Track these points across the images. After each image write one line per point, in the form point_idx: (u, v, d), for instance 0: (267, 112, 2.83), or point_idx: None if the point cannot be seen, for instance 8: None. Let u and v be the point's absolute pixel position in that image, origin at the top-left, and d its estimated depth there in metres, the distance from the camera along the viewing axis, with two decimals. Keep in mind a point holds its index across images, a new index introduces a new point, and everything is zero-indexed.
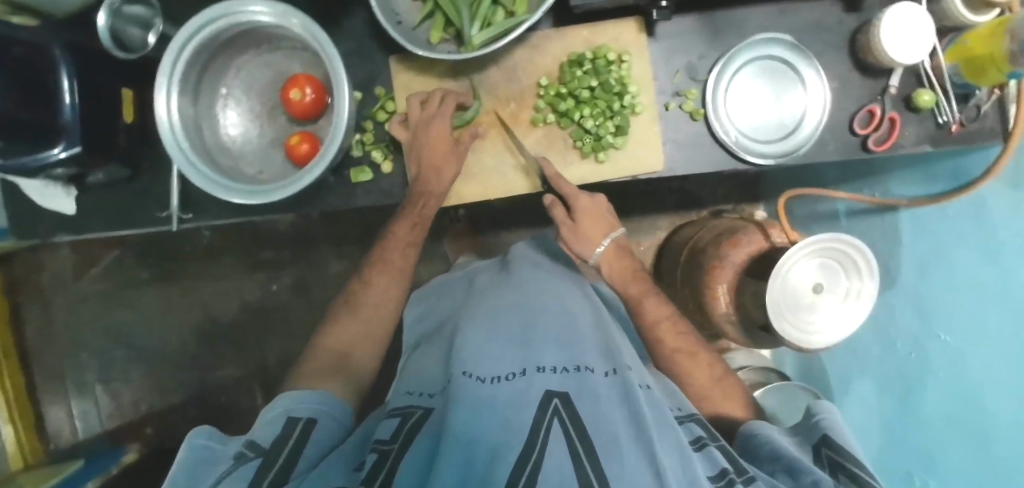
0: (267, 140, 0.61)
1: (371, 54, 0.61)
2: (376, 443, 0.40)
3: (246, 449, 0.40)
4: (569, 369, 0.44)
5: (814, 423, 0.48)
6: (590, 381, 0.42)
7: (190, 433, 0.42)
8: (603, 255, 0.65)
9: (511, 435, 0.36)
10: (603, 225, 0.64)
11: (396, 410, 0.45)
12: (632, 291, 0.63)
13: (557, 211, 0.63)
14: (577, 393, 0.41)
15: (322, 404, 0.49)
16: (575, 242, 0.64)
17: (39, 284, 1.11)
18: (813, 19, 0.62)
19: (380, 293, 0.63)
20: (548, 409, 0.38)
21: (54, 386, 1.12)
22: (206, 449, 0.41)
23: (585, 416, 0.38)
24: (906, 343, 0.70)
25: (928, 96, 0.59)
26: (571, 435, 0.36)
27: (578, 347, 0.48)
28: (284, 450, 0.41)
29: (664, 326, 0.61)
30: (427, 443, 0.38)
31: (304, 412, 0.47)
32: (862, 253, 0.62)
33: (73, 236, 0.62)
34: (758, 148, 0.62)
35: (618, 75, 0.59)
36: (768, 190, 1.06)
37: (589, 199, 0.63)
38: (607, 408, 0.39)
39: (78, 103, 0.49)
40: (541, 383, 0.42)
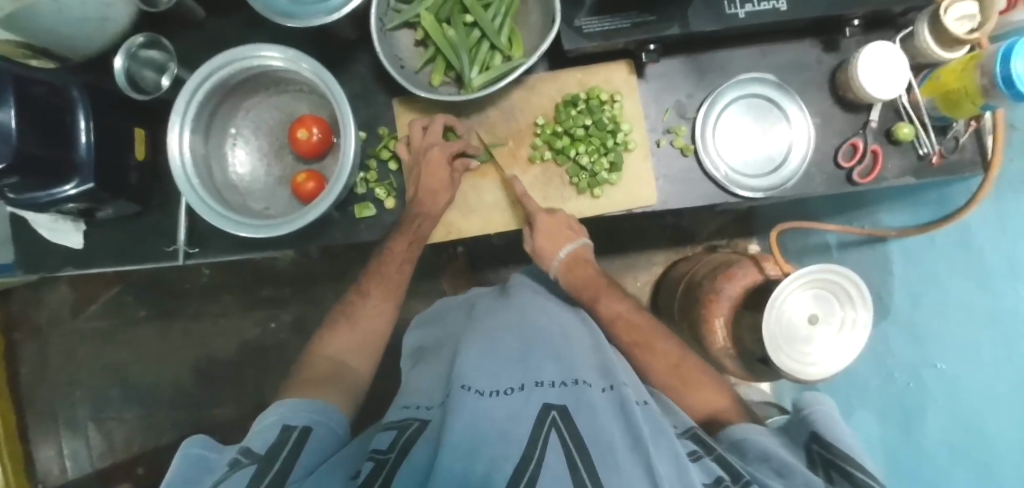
0: (275, 178, 0.63)
1: (376, 96, 0.64)
2: (372, 452, 0.41)
3: (242, 454, 0.40)
4: (567, 383, 0.45)
5: (803, 417, 0.49)
6: (588, 395, 0.44)
7: (185, 443, 0.42)
8: (584, 284, 0.65)
9: (509, 448, 0.37)
10: (565, 239, 0.63)
11: (394, 423, 0.46)
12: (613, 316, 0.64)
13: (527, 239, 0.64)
14: (575, 406, 0.42)
15: (317, 413, 0.49)
16: (539, 260, 0.65)
17: (36, 321, 1.11)
18: (793, 60, 0.65)
19: (375, 307, 0.64)
20: (546, 421, 0.40)
21: (45, 426, 1.10)
22: (201, 458, 0.41)
23: (583, 429, 0.39)
24: (904, 374, 0.72)
25: (907, 128, 0.62)
26: (570, 450, 0.37)
27: (575, 364, 0.49)
28: (279, 457, 0.41)
29: (648, 348, 0.62)
30: (427, 452, 0.39)
31: (300, 420, 0.47)
32: (855, 284, 0.63)
33: (79, 270, 0.63)
34: (749, 183, 0.64)
35: (611, 114, 0.62)
36: (761, 224, 1.08)
37: (548, 216, 0.62)
38: (604, 420, 0.41)
39: (94, 143, 0.52)
40: (539, 397, 0.43)
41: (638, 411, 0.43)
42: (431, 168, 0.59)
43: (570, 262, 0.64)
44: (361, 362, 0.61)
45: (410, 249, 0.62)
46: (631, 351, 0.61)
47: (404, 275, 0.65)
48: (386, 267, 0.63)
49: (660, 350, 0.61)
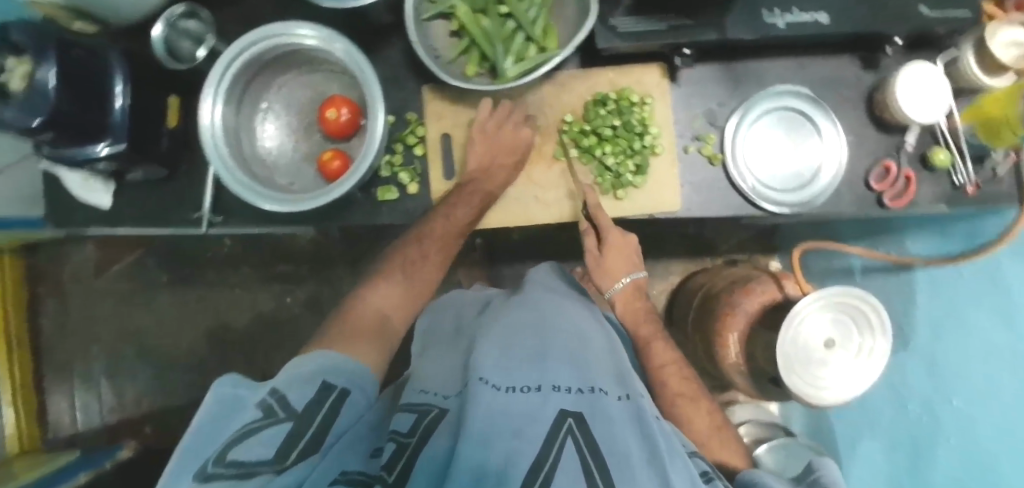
0: (301, 154, 0.63)
1: (406, 81, 0.65)
2: (394, 434, 0.40)
3: (280, 403, 0.38)
4: (584, 390, 0.44)
5: (813, 479, 0.46)
6: (603, 404, 0.43)
7: (219, 380, 0.40)
8: (620, 291, 0.66)
9: (524, 445, 0.36)
10: (629, 263, 0.65)
11: (413, 406, 0.46)
12: (641, 333, 0.64)
13: (588, 240, 0.65)
14: (591, 414, 0.41)
15: (355, 380, 0.46)
16: (598, 272, 0.66)
17: (60, 276, 1.14)
18: (831, 75, 0.64)
19: (391, 300, 0.60)
20: (563, 427, 0.39)
21: (62, 378, 1.13)
22: (235, 397, 0.39)
23: (599, 437, 0.38)
24: (919, 406, 0.71)
25: (944, 155, 0.60)
26: (585, 453, 0.36)
27: (592, 370, 0.49)
28: (314, 417, 0.38)
29: (671, 370, 0.61)
30: (444, 440, 0.38)
31: (339, 381, 0.44)
32: (876, 310, 0.62)
33: (106, 227, 0.65)
34: (775, 196, 0.63)
35: (639, 116, 0.62)
36: (784, 242, 1.07)
37: (620, 233, 0.64)
38: (620, 430, 0.40)
39: (128, 106, 0.53)
40: (556, 401, 0.42)
41: (655, 426, 0.43)
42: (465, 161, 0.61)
43: (629, 286, 0.66)
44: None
45: (445, 253, 0.63)
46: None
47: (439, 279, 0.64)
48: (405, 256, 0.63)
49: (682, 376, 0.61)
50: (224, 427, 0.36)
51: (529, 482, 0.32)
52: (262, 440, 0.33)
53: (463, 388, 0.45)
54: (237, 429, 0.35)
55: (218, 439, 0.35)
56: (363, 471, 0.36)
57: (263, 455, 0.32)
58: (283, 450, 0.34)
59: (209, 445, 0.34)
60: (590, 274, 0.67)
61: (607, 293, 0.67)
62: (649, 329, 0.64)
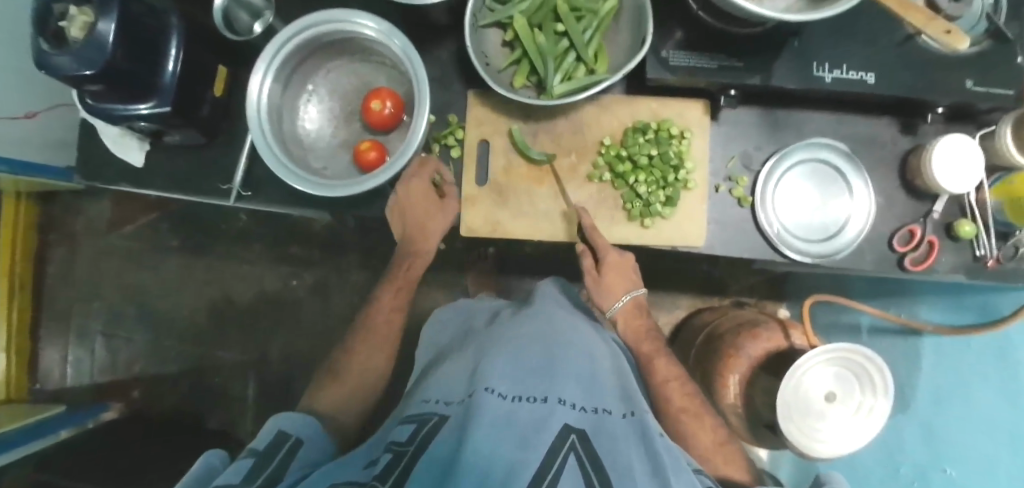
0: (339, 140, 0.64)
1: (452, 84, 0.66)
2: (392, 444, 0.41)
3: (242, 454, 0.41)
4: (588, 408, 0.45)
5: None
6: (608, 422, 0.44)
7: (204, 453, 0.42)
8: (621, 310, 0.65)
9: (527, 456, 0.36)
10: (627, 281, 0.64)
11: (413, 417, 0.45)
12: (644, 349, 0.64)
13: (586, 261, 0.63)
14: (594, 432, 0.41)
15: (313, 427, 0.49)
16: (597, 294, 0.65)
17: (70, 228, 1.13)
18: (869, 134, 0.65)
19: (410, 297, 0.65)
20: (566, 442, 0.39)
21: (56, 329, 1.12)
22: (212, 469, 0.41)
23: (602, 453, 0.39)
24: (909, 469, 0.71)
25: (969, 226, 0.60)
26: (588, 470, 0.37)
27: (599, 388, 0.49)
28: (274, 462, 0.42)
29: (672, 386, 0.61)
30: (446, 446, 0.38)
31: (295, 430, 0.47)
32: (878, 368, 0.61)
33: (133, 187, 0.64)
34: (799, 245, 0.63)
35: (677, 149, 0.62)
36: (794, 290, 1.07)
37: (618, 255, 0.63)
38: (624, 446, 0.41)
39: (179, 71, 0.53)
40: (561, 415, 0.42)
41: (659, 442, 0.43)
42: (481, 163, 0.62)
43: (629, 303, 0.65)
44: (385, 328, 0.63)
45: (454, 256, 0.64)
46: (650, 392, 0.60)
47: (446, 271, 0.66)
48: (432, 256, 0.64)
49: (684, 392, 0.61)
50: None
51: None
52: (229, 477, 0.37)
53: (468, 396, 0.44)
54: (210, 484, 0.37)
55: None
56: (355, 481, 0.38)
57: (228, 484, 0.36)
58: (247, 480, 0.37)
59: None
60: (590, 293, 0.66)
61: (607, 311, 0.66)
62: (654, 344, 0.64)
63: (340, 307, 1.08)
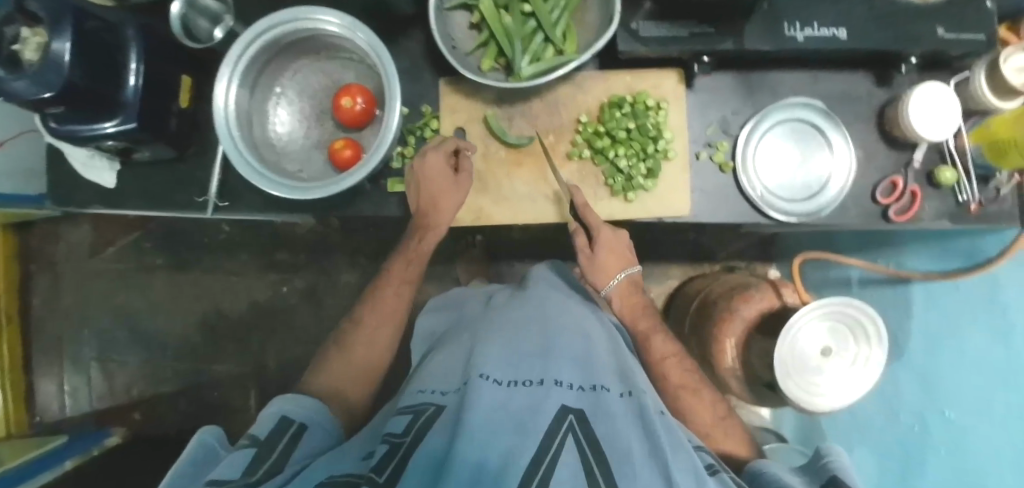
0: (313, 142, 0.63)
1: (423, 74, 0.65)
2: (388, 435, 0.40)
3: (242, 442, 0.42)
4: (585, 387, 0.44)
5: (822, 464, 0.46)
6: (605, 400, 0.43)
7: (199, 432, 0.43)
8: (616, 288, 0.65)
9: (523, 441, 0.36)
10: (622, 259, 0.64)
11: (410, 407, 0.45)
12: (640, 328, 0.64)
13: (579, 239, 0.64)
14: (592, 411, 0.41)
15: (315, 414, 0.49)
16: (592, 272, 0.65)
17: (52, 256, 1.11)
18: (844, 89, 0.65)
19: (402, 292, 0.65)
20: (563, 423, 0.38)
21: (50, 359, 1.11)
22: (211, 446, 0.42)
23: (601, 434, 0.38)
24: (909, 416, 0.71)
25: (950, 172, 0.60)
26: (586, 452, 0.36)
27: (597, 368, 0.49)
28: (277, 447, 0.42)
29: (670, 362, 0.62)
30: (439, 438, 0.37)
31: (299, 416, 0.48)
32: (874, 322, 0.62)
33: (109, 209, 0.63)
34: (783, 205, 0.63)
35: (655, 121, 0.62)
36: (782, 252, 1.08)
37: (613, 233, 0.63)
38: (622, 426, 0.40)
39: (141, 85, 0.52)
40: (557, 396, 0.42)
41: (658, 419, 0.42)
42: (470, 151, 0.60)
43: (624, 280, 0.65)
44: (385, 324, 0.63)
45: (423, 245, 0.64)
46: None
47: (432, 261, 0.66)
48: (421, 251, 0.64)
49: (683, 367, 0.61)
50: (205, 470, 0.39)
51: (531, 475, 0.32)
52: (231, 467, 0.37)
53: (464, 384, 0.44)
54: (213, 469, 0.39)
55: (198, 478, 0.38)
56: (351, 473, 0.37)
57: (233, 476, 0.36)
58: (251, 469, 0.38)
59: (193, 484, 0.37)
60: (582, 270, 0.66)
61: (602, 290, 0.66)
62: (647, 322, 0.64)
63: (334, 308, 1.08)
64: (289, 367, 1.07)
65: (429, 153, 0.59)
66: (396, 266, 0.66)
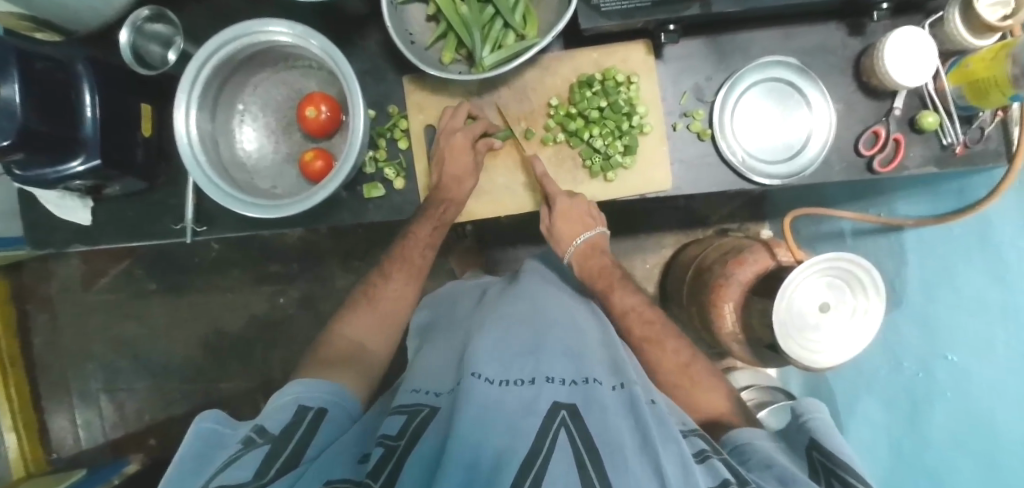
0: (283, 155, 0.62)
1: (384, 74, 0.63)
2: (382, 438, 0.41)
3: (258, 438, 0.41)
4: (577, 382, 0.46)
5: (803, 423, 0.50)
6: (597, 393, 0.44)
7: (197, 419, 0.43)
8: (576, 254, 0.66)
9: (515, 440, 0.37)
10: (582, 225, 0.63)
11: (403, 407, 0.46)
12: (623, 312, 0.64)
13: (540, 209, 0.64)
14: (584, 405, 0.42)
15: (332, 395, 0.50)
16: (553, 236, 0.66)
17: (47, 292, 1.12)
18: (818, 42, 0.63)
19: (405, 286, 0.65)
20: (556, 420, 0.40)
21: (59, 395, 1.13)
22: (212, 432, 0.43)
23: (594, 428, 0.39)
24: (912, 363, 0.71)
25: (932, 117, 0.59)
26: (578, 446, 0.37)
27: (587, 361, 0.50)
28: (292, 439, 0.42)
29: None
30: (433, 441, 0.39)
31: (314, 401, 0.48)
32: (869, 273, 0.61)
33: (87, 247, 0.63)
34: (765, 169, 0.62)
35: (627, 96, 0.61)
36: (773, 210, 1.07)
37: (568, 199, 0.61)
38: (612, 418, 0.41)
39: (99, 116, 0.51)
40: (549, 394, 0.43)
41: (647, 409, 0.43)
42: (455, 149, 0.59)
43: (586, 244, 0.65)
44: (386, 330, 0.63)
45: (435, 233, 0.63)
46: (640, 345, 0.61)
47: (427, 260, 0.66)
48: (413, 253, 0.64)
49: (645, 320, 0.62)
50: (206, 460, 0.39)
51: (525, 471, 0.34)
52: (245, 467, 0.36)
53: (457, 385, 0.46)
54: (220, 462, 0.38)
55: (201, 468, 0.38)
56: (349, 478, 0.37)
57: (244, 478, 0.35)
58: (263, 470, 0.36)
59: (195, 477, 0.37)
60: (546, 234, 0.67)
61: (564, 253, 0.67)
62: (608, 280, 0.64)
63: (332, 314, 1.08)
64: (295, 376, 1.08)
65: (448, 154, 0.60)
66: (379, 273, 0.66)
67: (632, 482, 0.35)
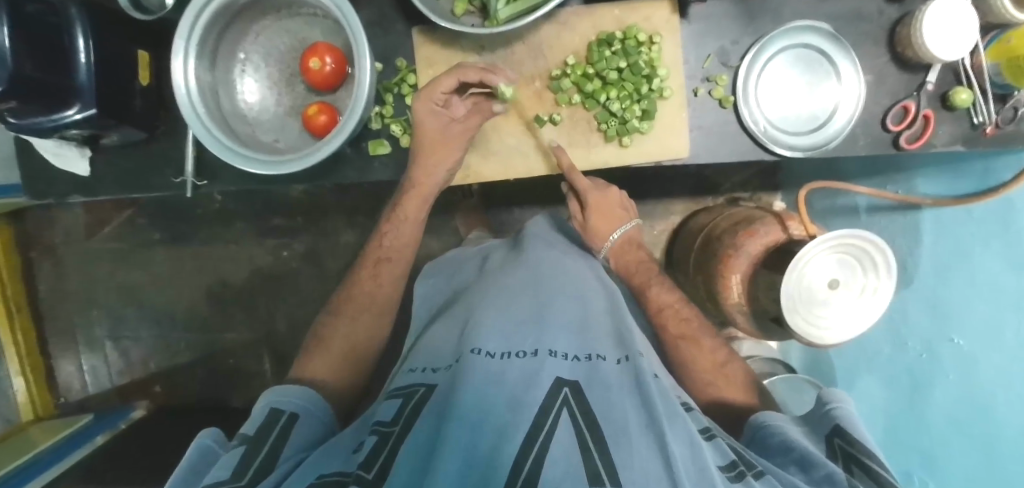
0: (285, 109, 0.60)
1: (393, 25, 0.60)
2: (377, 426, 0.42)
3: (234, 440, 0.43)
4: (580, 357, 0.46)
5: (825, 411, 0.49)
6: (601, 370, 0.44)
7: (199, 436, 0.44)
8: (612, 249, 0.70)
9: (516, 417, 0.37)
10: (616, 219, 0.69)
11: (399, 391, 0.47)
12: (636, 281, 0.68)
13: (573, 202, 0.70)
14: (587, 382, 0.42)
15: (306, 401, 0.51)
16: (587, 234, 0.70)
17: (51, 241, 1.12)
18: (853, 6, 0.59)
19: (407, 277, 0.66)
20: (558, 398, 0.39)
21: (66, 341, 1.15)
22: (208, 447, 0.43)
23: (595, 406, 0.39)
24: (917, 344, 0.72)
25: (965, 94, 0.56)
26: (580, 423, 0.37)
27: (591, 336, 0.50)
28: (268, 439, 0.43)
29: (670, 313, 0.64)
30: (427, 424, 0.39)
31: (289, 406, 0.49)
32: (882, 252, 0.60)
33: (86, 198, 0.62)
34: (786, 140, 0.60)
35: (647, 57, 0.58)
36: (787, 180, 1.05)
37: (601, 194, 0.67)
38: (617, 397, 0.41)
39: (93, 64, 0.48)
40: (551, 369, 0.43)
41: (653, 383, 0.44)
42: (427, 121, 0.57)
43: (620, 238, 0.69)
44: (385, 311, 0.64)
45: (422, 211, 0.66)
46: (676, 343, 0.62)
47: None
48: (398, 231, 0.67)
49: (682, 317, 0.64)
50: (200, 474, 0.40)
51: (528, 450, 0.34)
52: (223, 469, 0.38)
53: (457, 361, 0.46)
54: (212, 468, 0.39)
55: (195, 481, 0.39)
56: (342, 471, 0.38)
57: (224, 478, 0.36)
58: (241, 469, 0.39)
59: None
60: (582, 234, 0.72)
61: (600, 252, 0.71)
62: (645, 274, 0.67)
63: (336, 269, 1.08)
64: (298, 331, 1.09)
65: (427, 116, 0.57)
66: (405, 235, 0.67)
67: (634, 461, 0.35)
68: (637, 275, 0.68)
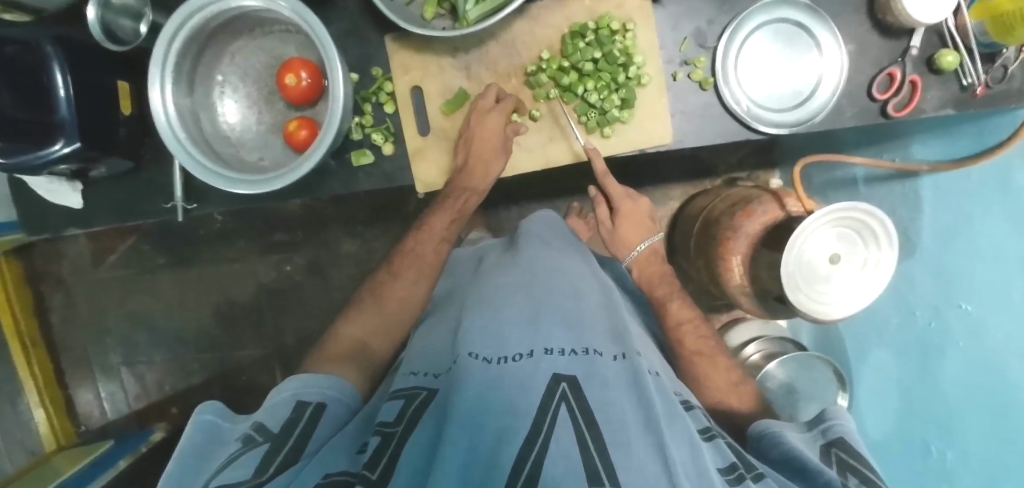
0: (266, 126, 0.60)
1: (367, 35, 0.60)
2: (380, 426, 0.42)
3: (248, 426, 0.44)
4: (578, 351, 0.46)
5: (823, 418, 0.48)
6: (598, 365, 0.44)
7: (199, 408, 0.46)
8: (637, 259, 0.70)
9: (514, 417, 0.37)
10: (645, 229, 0.70)
11: (400, 392, 0.47)
12: (658, 294, 0.68)
13: (602, 209, 0.71)
14: (585, 376, 0.42)
15: (332, 389, 0.51)
16: (615, 241, 0.72)
17: (59, 273, 1.15)
18: None
19: (407, 288, 0.67)
20: (556, 393, 0.40)
21: (82, 370, 1.18)
22: (212, 424, 0.45)
23: (593, 403, 0.39)
24: (924, 312, 0.71)
25: (952, 56, 0.54)
26: (579, 421, 0.37)
27: (587, 332, 0.50)
28: (293, 432, 0.44)
29: (688, 328, 0.64)
30: (429, 427, 0.40)
31: (315, 396, 0.49)
32: (880, 219, 0.59)
33: (82, 230, 0.64)
34: (770, 117, 0.59)
35: (622, 45, 0.58)
36: (784, 156, 1.03)
37: (631, 203, 0.70)
38: (614, 394, 0.41)
39: (74, 97, 0.49)
40: (548, 366, 0.43)
41: (650, 380, 0.44)
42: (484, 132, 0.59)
43: (646, 249, 0.70)
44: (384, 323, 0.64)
45: (452, 225, 0.69)
46: (692, 357, 0.63)
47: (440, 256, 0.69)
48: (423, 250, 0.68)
49: (700, 334, 0.64)
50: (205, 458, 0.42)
51: (529, 450, 0.34)
52: (244, 466, 0.39)
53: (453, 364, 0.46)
54: (221, 459, 0.41)
55: (202, 465, 0.41)
56: (347, 469, 0.38)
57: (242, 477, 0.37)
58: (262, 467, 0.39)
59: (198, 474, 0.39)
60: (606, 242, 0.73)
61: (625, 261, 0.71)
62: (667, 287, 0.68)
63: (339, 279, 1.10)
64: (308, 343, 1.11)
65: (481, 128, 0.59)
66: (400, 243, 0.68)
67: (633, 461, 0.35)
68: (660, 288, 0.68)
